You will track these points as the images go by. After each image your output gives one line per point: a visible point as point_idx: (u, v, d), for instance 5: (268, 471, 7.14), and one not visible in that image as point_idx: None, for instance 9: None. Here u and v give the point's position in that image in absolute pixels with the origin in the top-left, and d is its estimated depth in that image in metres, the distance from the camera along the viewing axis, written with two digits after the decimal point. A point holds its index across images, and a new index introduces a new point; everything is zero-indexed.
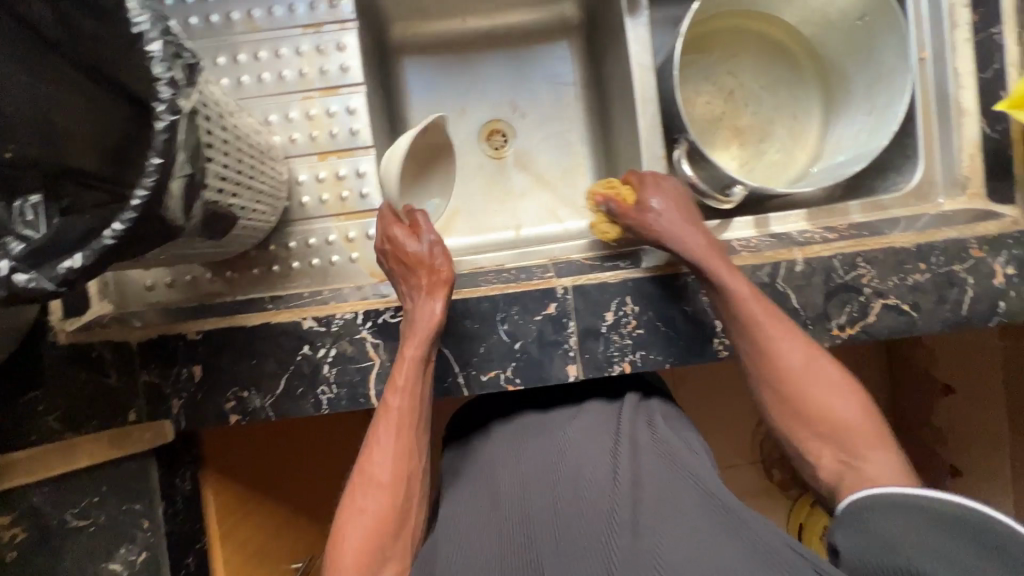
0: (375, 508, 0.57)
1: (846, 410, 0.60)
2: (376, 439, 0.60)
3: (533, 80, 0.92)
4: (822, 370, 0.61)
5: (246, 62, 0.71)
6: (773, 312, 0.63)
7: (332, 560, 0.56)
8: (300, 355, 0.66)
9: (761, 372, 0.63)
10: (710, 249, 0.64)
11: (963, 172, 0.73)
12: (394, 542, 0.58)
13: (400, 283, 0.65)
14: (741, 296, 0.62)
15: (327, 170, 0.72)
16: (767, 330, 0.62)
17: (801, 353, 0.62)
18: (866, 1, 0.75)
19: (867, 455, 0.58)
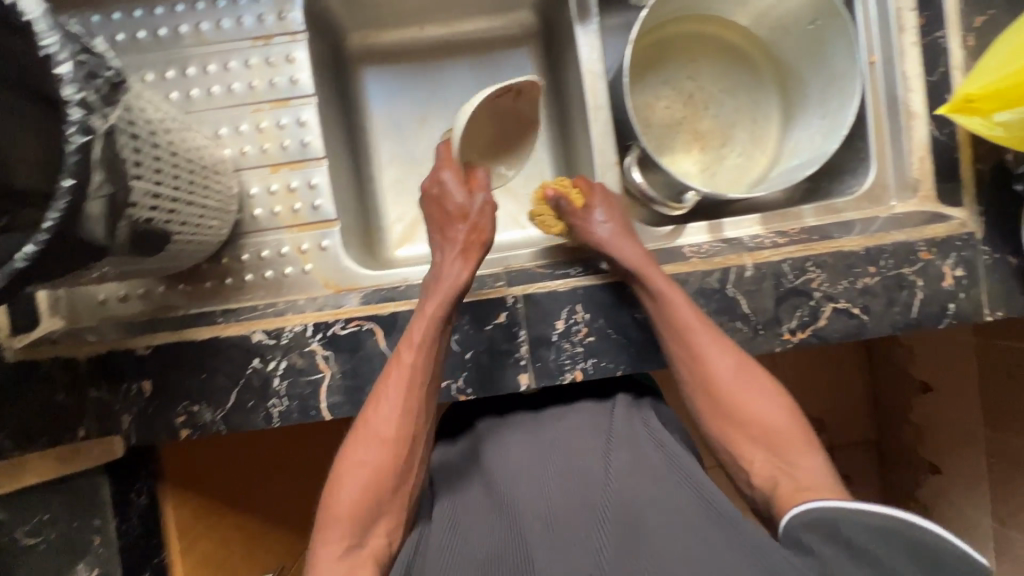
0: (375, 461, 0.56)
1: (775, 416, 0.62)
2: (384, 391, 0.59)
3: (493, 87, 0.92)
4: (752, 378, 0.64)
5: (195, 75, 0.71)
6: (706, 321, 0.66)
7: (325, 514, 0.55)
8: (250, 369, 0.65)
9: (696, 380, 0.65)
10: (646, 262, 0.66)
11: (914, 175, 0.73)
12: (389, 502, 0.56)
13: (440, 233, 0.68)
14: (676, 306, 0.64)
15: (279, 183, 0.72)
16: (702, 338, 0.64)
17: (732, 362, 0.64)
18: (815, 6, 0.76)
19: (798, 460, 0.59)
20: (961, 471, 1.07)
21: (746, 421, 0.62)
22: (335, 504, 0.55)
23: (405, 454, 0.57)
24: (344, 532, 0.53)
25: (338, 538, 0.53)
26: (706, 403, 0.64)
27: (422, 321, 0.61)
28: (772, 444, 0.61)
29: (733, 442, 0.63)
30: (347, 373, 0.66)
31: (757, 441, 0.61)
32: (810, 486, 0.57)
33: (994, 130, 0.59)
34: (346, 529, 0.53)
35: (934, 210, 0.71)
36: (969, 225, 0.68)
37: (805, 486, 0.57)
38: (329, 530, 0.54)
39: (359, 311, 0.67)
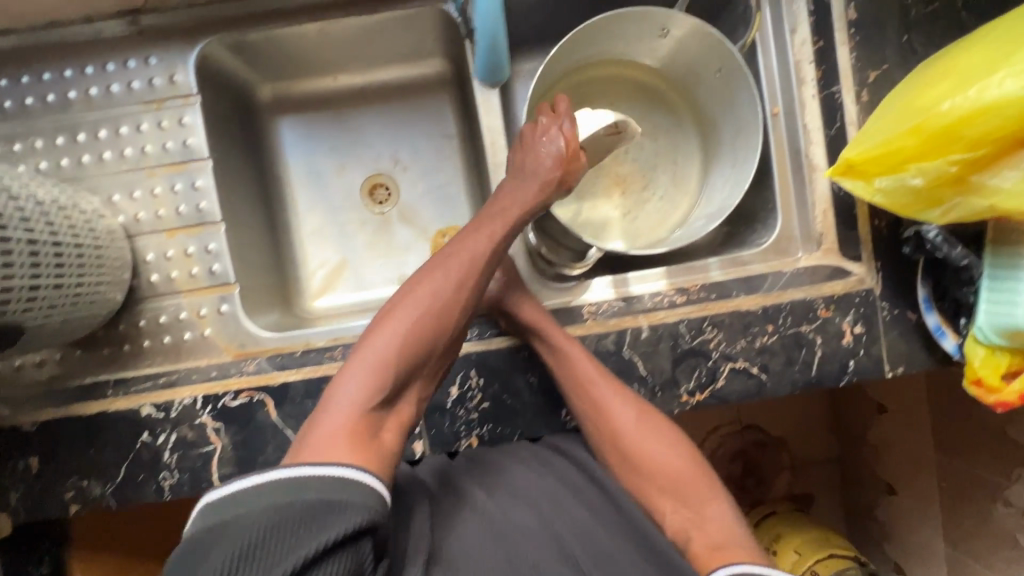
0: (418, 333, 0.58)
1: (680, 464, 0.64)
2: (443, 269, 0.61)
3: (412, 133, 0.91)
4: (655, 427, 0.65)
5: (86, 140, 0.70)
6: (608, 376, 0.66)
7: (356, 362, 0.56)
8: (139, 443, 0.65)
9: (603, 434, 0.65)
10: (546, 323, 0.66)
11: (818, 229, 0.72)
12: (420, 365, 0.59)
13: (522, 150, 0.70)
14: (576, 362, 0.65)
15: (176, 248, 0.71)
16: (602, 394, 0.64)
17: (637, 414, 0.65)
18: (718, 56, 0.75)
19: (705, 508, 0.61)
20: (919, 496, 1.02)
21: (656, 471, 0.64)
22: (370, 356, 0.56)
23: (446, 339, 0.60)
24: (371, 382, 0.55)
25: (364, 388, 0.55)
26: (616, 454, 0.65)
27: (491, 226, 0.65)
28: (681, 493, 0.63)
29: (646, 492, 0.64)
30: (239, 445, 0.65)
31: (668, 490, 0.63)
32: (721, 543, 0.58)
33: (875, 196, 0.59)
34: (374, 381, 0.55)
35: (838, 265, 0.70)
36: (867, 281, 0.68)
37: (716, 543, 0.58)
38: (357, 377, 0.55)
39: (249, 381, 0.66)
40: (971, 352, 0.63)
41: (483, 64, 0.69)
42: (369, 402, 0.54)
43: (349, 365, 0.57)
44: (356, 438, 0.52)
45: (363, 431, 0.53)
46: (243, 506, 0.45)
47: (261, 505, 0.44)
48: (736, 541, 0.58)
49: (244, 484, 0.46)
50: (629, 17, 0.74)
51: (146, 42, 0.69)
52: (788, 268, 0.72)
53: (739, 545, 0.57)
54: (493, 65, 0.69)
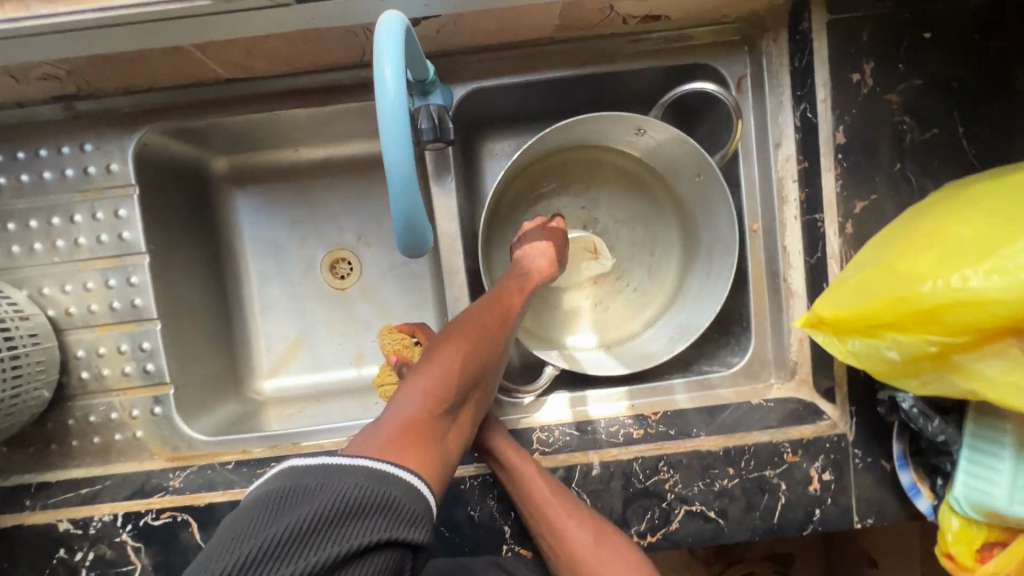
0: (480, 354, 0.56)
1: None
2: (498, 298, 0.61)
3: (376, 209, 0.86)
4: (616, 551, 0.58)
5: (16, 230, 0.66)
6: (560, 493, 0.60)
7: (420, 376, 0.52)
8: (55, 559, 0.62)
9: (560, 555, 0.59)
10: (506, 447, 0.62)
11: (792, 357, 0.68)
12: (468, 400, 0.54)
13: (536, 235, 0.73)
14: (528, 478, 0.59)
15: (108, 345, 0.68)
16: (556, 518, 0.59)
17: (595, 539, 0.59)
18: (697, 161, 0.69)
19: None
20: None
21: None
22: (430, 375, 0.52)
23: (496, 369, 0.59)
24: (431, 400, 0.50)
25: (429, 398, 0.50)
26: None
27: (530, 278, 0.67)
28: None
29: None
30: (158, 567, 0.62)
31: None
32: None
33: (849, 358, 0.53)
34: (440, 392, 0.51)
35: (809, 401, 0.67)
36: (840, 426, 0.63)
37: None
38: (416, 393, 0.50)
39: (173, 500, 0.63)
40: (945, 520, 0.58)
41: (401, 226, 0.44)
42: (433, 415, 0.50)
43: (411, 379, 0.52)
44: (423, 448, 0.46)
45: (429, 441, 0.48)
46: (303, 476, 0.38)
47: (319, 480, 0.38)
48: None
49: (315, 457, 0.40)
50: (601, 119, 0.69)
51: (84, 129, 0.66)
52: (758, 398, 0.68)
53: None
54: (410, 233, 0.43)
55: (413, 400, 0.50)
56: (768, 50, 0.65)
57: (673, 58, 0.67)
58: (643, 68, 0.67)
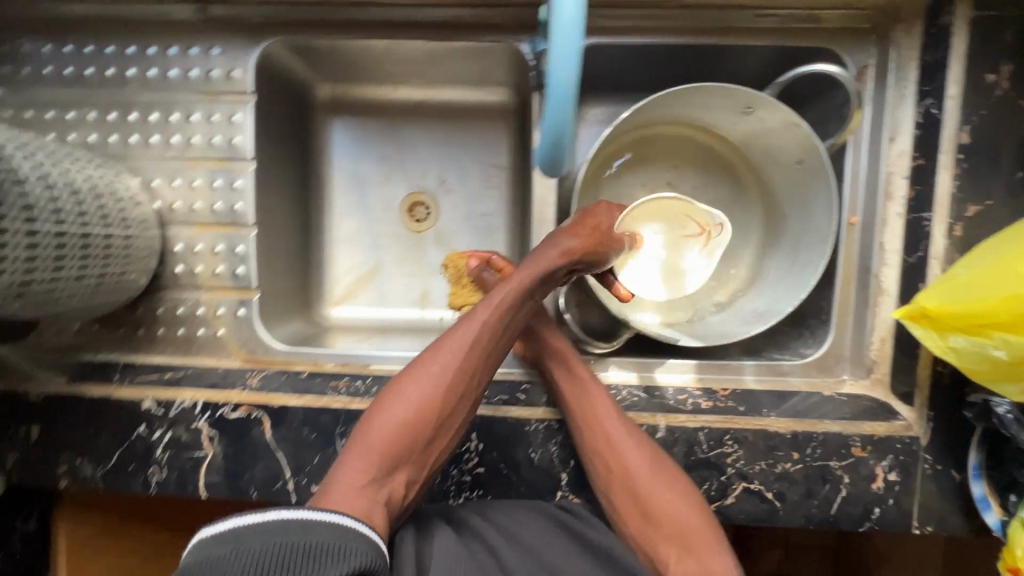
0: (417, 411, 0.57)
1: (686, 511, 0.57)
2: (450, 340, 0.59)
3: (463, 157, 0.87)
4: (674, 483, 0.59)
5: (136, 120, 0.69)
6: (624, 419, 0.62)
7: (355, 444, 0.56)
8: (135, 434, 0.65)
9: (614, 477, 0.60)
10: (579, 373, 0.64)
11: (870, 356, 0.68)
12: (413, 452, 0.56)
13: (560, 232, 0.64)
14: (585, 391, 0.62)
15: (204, 243, 0.70)
16: (619, 438, 0.60)
17: (656, 467, 0.60)
18: (802, 147, 0.69)
19: (709, 561, 0.55)
20: None
21: (667, 521, 0.57)
22: (368, 439, 0.55)
23: (448, 415, 0.58)
24: (362, 468, 0.53)
25: (360, 469, 0.53)
26: (625, 502, 0.59)
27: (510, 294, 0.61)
28: (686, 544, 0.56)
29: (652, 542, 0.58)
30: (229, 457, 0.65)
31: (676, 540, 0.57)
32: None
33: (947, 354, 0.53)
34: (369, 458, 0.54)
35: (884, 400, 0.66)
36: (914, 429, 0.62)
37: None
38: (351, 459, 0.54)
39: (251, 396, 0.65)
40: (1016, 537, 0.55)
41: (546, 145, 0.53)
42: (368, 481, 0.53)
43: (349, 448, 0.56)
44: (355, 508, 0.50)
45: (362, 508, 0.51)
46: (224, 545, 0.41)
47: (242, 545, 0.41)
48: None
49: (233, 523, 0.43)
50: (714, 91, 0.68)
51: (213, 33, 0.69)
52: (830, 391, 0.68)
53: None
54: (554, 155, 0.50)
55: (347, 468, 0.54)
56: (898, 41, 0.64)
57: (797, 38, 0.66)
58: (765, 45, 0.67)
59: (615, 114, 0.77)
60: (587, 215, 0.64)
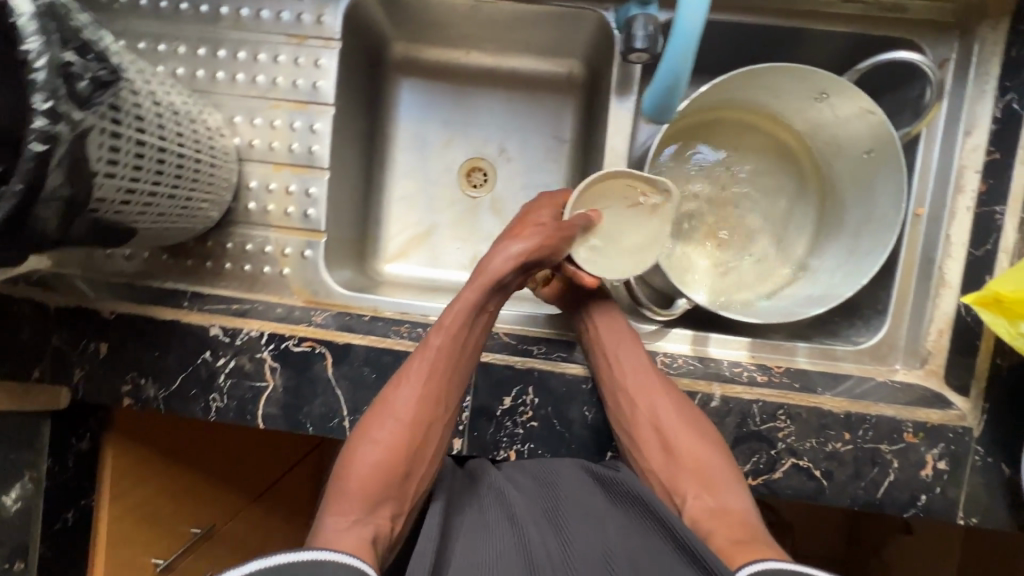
0: (391, 444, 0.59)
1: (704, 447, 0.61)
2: (408, 375, 0.62)
3: (526, 127, 0.88)
4: (696, 424, 0.62)
5: (225, 57, 0.71)
6: (651, 366, 0.67)
7: (335, 490, 0.57)
8: (201, 359, 0.67)
9: (639, 416, 0.64)
10: (611, 321, 0.69)
11: (926, 347, 0.68)
12: (395, 484, 0.58)
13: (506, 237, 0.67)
14: (617, 330, 0.67)
15: (279, 183, 0.72)
16: (646, 382, 0.65)
17: (680, 410, 0.63)
18: (874, 136, 0.69)
19: (726, 493, 0.58)
20: None
21: (687, 457, 0.61)
22: (346, 483, 0.57)
23: (418, 439, 0.61)
24: (346, 510, 0.55)
25: (344, 512, 0.55)
26: (647, 439, 0.63)
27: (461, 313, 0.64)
28: (706, 480, 0.59)
29: (671, 477, 0.61)
30: (288, 390, 0.66)
31: (695, 475, 0.60)
32: (744, 537, 0.53)
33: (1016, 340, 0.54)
34: (351, 501, 0.55)
35: (937, 390, 0.67)
36: (967, 420, 0.63)
37: (739, 537, 0.53)
38: (333, 506, 0.56)
39: (316, 333, 0.67)
40: None
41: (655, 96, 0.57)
42: (353, 519, 0.54)
43: (330, 495, 0.57)
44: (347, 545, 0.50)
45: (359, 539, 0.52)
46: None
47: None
48: (759, 537, 0.53)
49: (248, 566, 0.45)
50: (795, 71, 0.68)
51: None
52: (882, 377, 0.69)
53: (768, 547, 0.51)
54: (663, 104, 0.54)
55: (334, 513, 0.55)
56: (982, 37, 0.64)
57: (880, 26, 0.67)
58: (847, 31, 0.68)
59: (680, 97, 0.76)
60: (529, 215, 0.68)
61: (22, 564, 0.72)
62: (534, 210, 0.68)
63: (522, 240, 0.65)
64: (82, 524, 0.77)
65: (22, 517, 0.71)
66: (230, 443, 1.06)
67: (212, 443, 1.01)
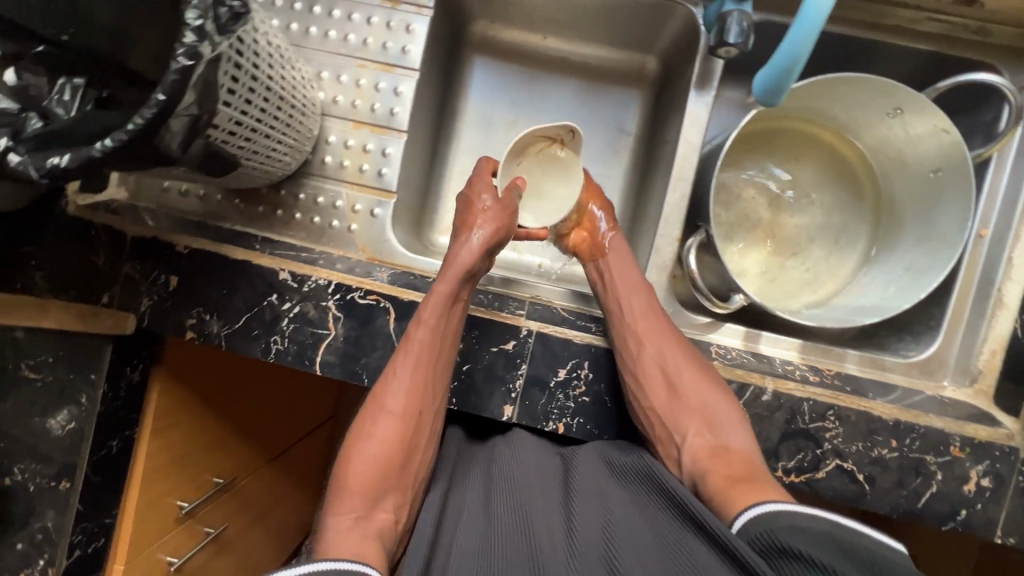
0: (389, 438, 0.62)
1: (708, 393, 0.64)
2: (395, 371, 0.63)
3: (591, 115, 0.89)
4: (702, 367, 0.66)
5: (319, 14, 0.73)
6: (659, 312, 0.69)
7: (337, 487, 0.59)
8: (266, 301, 0.68)
9: (646, 358, 0.66)
10: (625, 269, 0.72)
11: (977, 366, 0.70)
12: (396, 475, 0.61)
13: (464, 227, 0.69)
14: (631, 279, 0.70)
15: (357, 140, 0.74)
16: (655, 326, 0.68)
17: (687, 356, 0.66)
18: (943, 155, 0.71)
19: (727, 431, 0.61)
20: None
21: (691, 399, 0.64)
22: (349, 480, 0.59)
23: (411, 429, 0.63)
24: (350, 509, 0.57)
25: (347, 511, 0.57)
26: (654, 380, 0.65)
27: (437, 306, 0.65)
28: (709, 420, 0.62)
29: (675, 416, 0.64)
30: (349, 340, 0.68)
31: (698, 415, 0.63)
32: (742, 475, 0.55)
33: None
34: (354, 499, 0.58)
35: (985, 409, 0.68)
36: (1015, 440, 0.64)
37: (739, 475, 0.56)
38: (337, 504, 0.58)
39: (382, 288, 0.69)
40: None
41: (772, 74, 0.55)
42: (356, 516, 0.57)
43: (334, 491, 0.59)
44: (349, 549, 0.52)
45: (362, 536, 0.55)
46: None
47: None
48: (759, 474, 0.56)
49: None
50: (876, 84, 0.68)
51: None
52: (931, 392, 0.70)
53: (767, 485, 0.53)
54: (777, 83, 0.54)
55: (339, 511, 0.57)
56: None
57: (962, 48, 0.69)
58: (929, 50, 0.69)
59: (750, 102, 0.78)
60: (471, 194, 0.70)
61: (67, 484, 0.72)
62: (474, 192, 0.70)
63: (480, 230, 0.67)
64: (124, 454, 0.79)
65: (72, 439, 0.71)
66: (256, 395, 1.08)
67: (239, 391, 1.03)
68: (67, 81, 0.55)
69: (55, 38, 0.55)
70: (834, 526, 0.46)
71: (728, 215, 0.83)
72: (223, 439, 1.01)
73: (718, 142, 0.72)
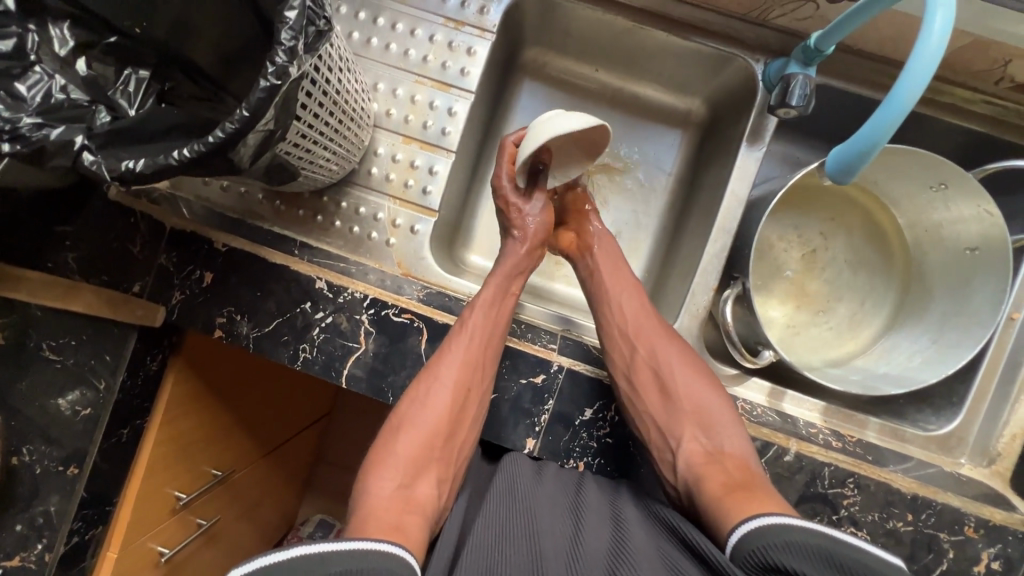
0: (442, 410, 0.62)
1: (704, 395, 0.65)
2: (450, 348, 0.64)
3: (634, 151, 0.89)
4: (696, 369, 0.67)
5: (383, 26, 0.74)
6: (653, 313, 0.71)
7: (379, 457, 0.59)
8: (299, 308, 0.68)
9: (640, 362, 0.67)
10: (618, 271, 0.74)
11: (996, 449, 0.72)
12: (443, 445, 0.61)
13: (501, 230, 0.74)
14: (625, 284, 0.73)
15: (405, 155, 0.74)
16: (648, 328, 0.69)
17: (681, 358, 0.68)
18: (984, 235, 0.71)
19: (721, 434, 0.62)
20: None
21: (686, 401, 0.65)
22: (394, 452, 0.59)
23: (459, 406, 0.63)
24: (402, 477, 0.56)
25: (393, 477, 0.56)
26: (647, 382, 0.66)
27: (496, 291, 0.69)
28: (705, 423, 0.63)
29: (669, 419, 0.65)
30: (378, 356, 0.67)
31: (691, 419, 0.64)
32: (740, 481, 0.56)
33: None
34: (399, 467, 0.57)
35: (1001, 490, 0.70)
36: None
37: (737, 481, 0.56)
38: (389, 467, 0.57)
39: (417, 307, 0.69)
40: None
41: (846, 150, 0.56)
42: (400, 487, 0.56)
43: (376, 457, 0.59)
44: (382, 521, 0.50)
45: (405, 512, 0.53)
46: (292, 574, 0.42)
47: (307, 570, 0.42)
48: (757, 480, 0.56)
49: (284, 558, 0.43)
50: (926, 158, 0.68)
51: None
52: (948, 468, 0.71)
53: (766, 493, 0.54)
54: (854, 161, 0.55)
55: (380, 476, 0.56)
56: None
57: (1012, 133, 0.70)
58: (982, 132, 0.70)
59: (794, 160, 0.79)
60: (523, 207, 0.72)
61: (75, 470, 0.70)
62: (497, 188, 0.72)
63: (523, 242, 0.72)
64: (132, 444, 0.78)
65: (86, 425, 0.70)
66: (267, 383, 1.08)
67: (251, 377, 1.02)
68: (133, 72, 0.55)
69: (128, 30, 0.54)
70: (827, 538, 0.46)
71: (761, 268, 0.84)
72: (227, 428, 1.00)
73: (765, 194, 0.73)
